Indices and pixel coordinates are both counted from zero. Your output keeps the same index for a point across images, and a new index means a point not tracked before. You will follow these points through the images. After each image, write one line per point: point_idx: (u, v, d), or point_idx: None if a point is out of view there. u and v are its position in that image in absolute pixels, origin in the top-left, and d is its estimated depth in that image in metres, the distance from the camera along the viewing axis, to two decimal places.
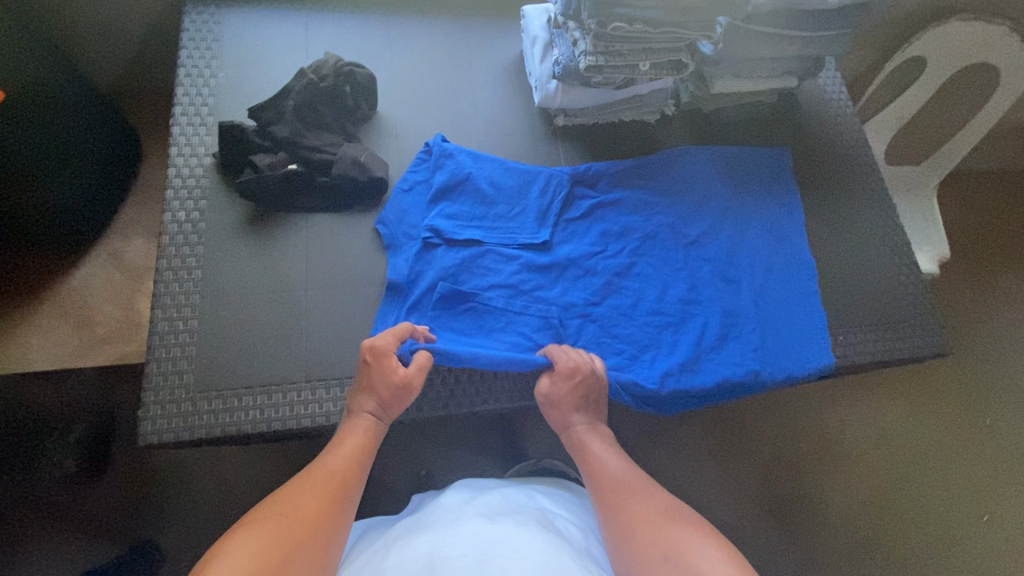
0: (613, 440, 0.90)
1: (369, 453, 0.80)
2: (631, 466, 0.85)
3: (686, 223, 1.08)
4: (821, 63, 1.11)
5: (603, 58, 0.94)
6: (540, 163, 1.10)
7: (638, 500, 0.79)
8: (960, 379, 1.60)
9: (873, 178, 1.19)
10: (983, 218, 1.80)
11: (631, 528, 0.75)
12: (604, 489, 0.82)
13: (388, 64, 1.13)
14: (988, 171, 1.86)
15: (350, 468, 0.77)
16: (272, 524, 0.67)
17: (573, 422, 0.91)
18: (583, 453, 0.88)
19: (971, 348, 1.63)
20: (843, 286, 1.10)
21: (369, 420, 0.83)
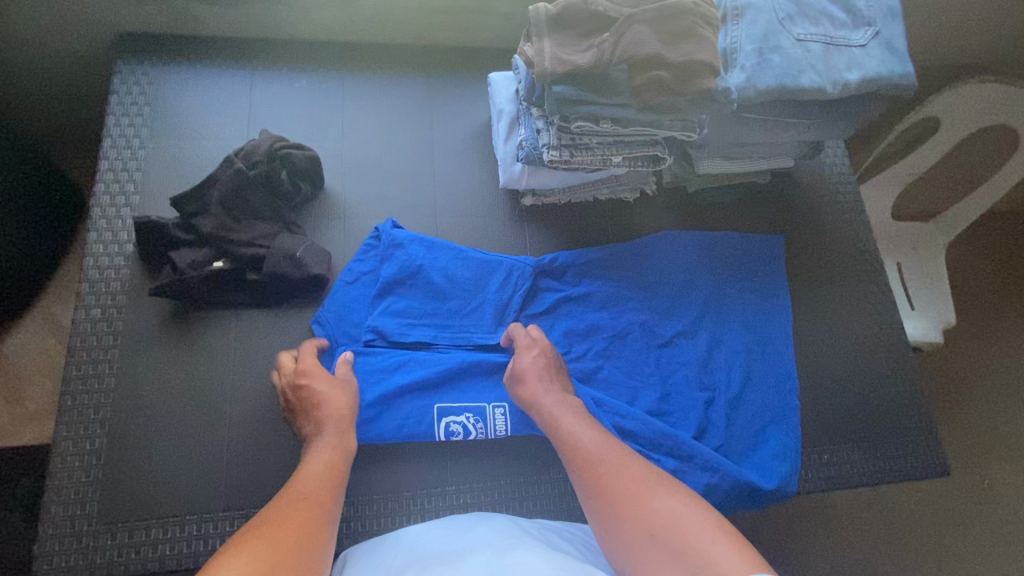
0: (584, 410, 0.81)
1: (339, 469, 0.72)
2: (608, 436, 0.77)
3: (659, 321, 0.99)
4: (821, 146, 0.99)
5: (570, 151, 0.83)
6: (503, 249, 1.00)
7: (624, 475, 0.69)
8: (962, 458, 1.50)
9: (871, 269, 1.08)
10: (994, 280, 1.69)
11: (621, 510, 0.66)
12: (586, 467, 0.72)
13: (340, 132, 1.03)
14: (1005, 227, 1.74)
15: (325, 490, 0.68)
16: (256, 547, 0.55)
17: (538, 396, 0.82)
18: (555, 428, 0.78)
19: (975, 425, 1.53)
20: (831, 392, 1.00)
21: (332, 439, 0.75)
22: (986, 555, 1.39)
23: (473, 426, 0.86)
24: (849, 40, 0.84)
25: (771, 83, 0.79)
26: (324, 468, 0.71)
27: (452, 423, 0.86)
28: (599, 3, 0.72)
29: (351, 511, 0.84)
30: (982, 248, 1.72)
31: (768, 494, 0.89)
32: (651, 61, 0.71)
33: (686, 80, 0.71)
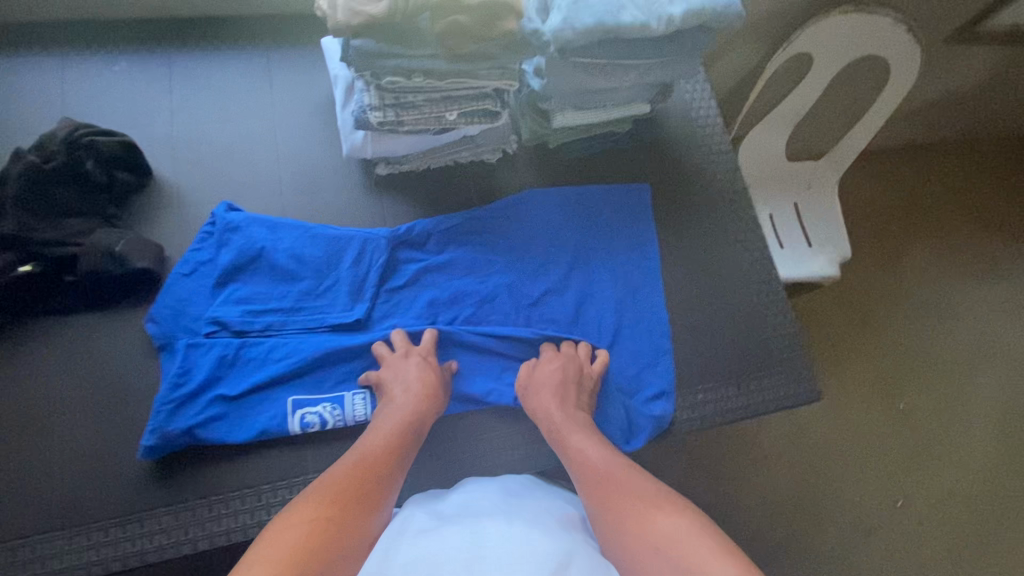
0: (593, 429, 0.84)
1: (408, 441, 0.78)
2: (614, 454, 0.79)
3: (527, 281, 0.98)
4: (671, 87, 0.98)
5: (397, 111, 0.79)
6: (357, 222, 0.95)
7: (627, 490, 0.72)
8: (841, 373, 1.79)
9: (739, 206, 1.09)
10: (863, 212, 1.96)
11: (622, 523, 0.68)
12: (591, 483, 0.75)
13: (170, 116, 0.96)
14: (864, 164, 2.01)
15: (389, 458, 0.75)
16: (299, 527, 0.63)
17: (548, 410, 0.85)
18: (562, 446, 0.82)
19: (849, 344, 1.82)
20: (704, 333, 1.01)
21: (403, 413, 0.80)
22: (842, 441, 1.71)
23: (332, 415, 0.85)
24: None
25: (589, 22, 0.76)
26: (393, 437, 0.77)
27: (308, 413, 0.84)
28: None
29: (206, 510, 0.80)
30: (854, 183, 1.98)
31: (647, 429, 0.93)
32: (446, 6, 0.67)
33: (490, 25, 0.68)
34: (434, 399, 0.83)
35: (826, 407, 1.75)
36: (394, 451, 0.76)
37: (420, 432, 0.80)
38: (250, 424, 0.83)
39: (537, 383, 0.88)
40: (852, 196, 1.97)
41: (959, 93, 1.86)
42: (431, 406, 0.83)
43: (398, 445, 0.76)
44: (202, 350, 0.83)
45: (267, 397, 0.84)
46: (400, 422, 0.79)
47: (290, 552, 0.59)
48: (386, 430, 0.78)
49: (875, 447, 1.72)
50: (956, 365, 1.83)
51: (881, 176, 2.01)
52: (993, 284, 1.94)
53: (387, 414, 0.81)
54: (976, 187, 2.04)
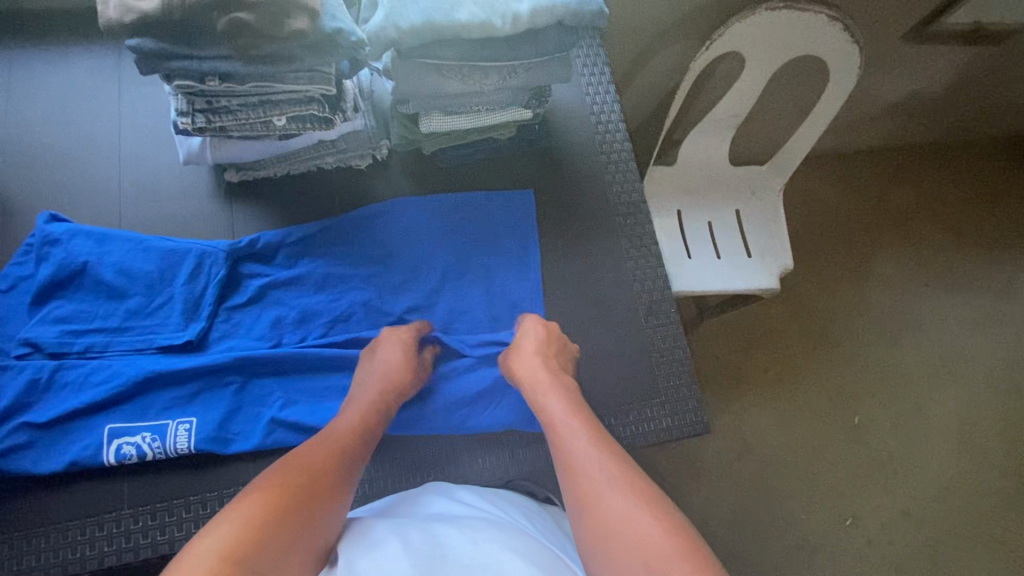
0: (578, 399, 0.80)
1: (376, 422, 0.76)
2: (598, 433, 0.75)
3: (387, 297, 0.90)
4: (546, 91, 0.89)
5: (211, 116, 0.72)
6: (203, 234, 0.88)
7: (609, 482, 0.67)
8: (789, 389, 1.70)
9: (635, 219, 1.01)
10: (820, 219, 1.86)
11: (603, 519, 0.64)
12: (574, 470, 0.70)
13: (2, 118, 0.89)
14: (823, 168, 1.91)
15: (359, 436, 0.73)
16: (266, 496, 0.60)
17: (534, 376, 0.82)
18: (546, 418, 0.77)
19: (797, 358, 1.73)
20: (587, 357, 0.93)
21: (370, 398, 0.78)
22: (784, 461, 1.63)
23: (151, 446, 0.76)
24: None
25: (416, 20, 0.68)
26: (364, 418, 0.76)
27: (124, 443, 0.76)
28: None
29: (5, 548, 0.73)
30: (810, 188, 1.88)
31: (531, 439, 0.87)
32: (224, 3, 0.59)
33: (278, 23, 0.61)
34: (410, 378, 0.83)
35: (771, 424, 1.66)
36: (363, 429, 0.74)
37: (393, 408, 0.79)
38: (59, 456, 0.75)
39: (518, 365, 0.83)
40: (808, 202, 1.87)
41: (922, 95, 1.74)
42: (407, 380, 0.82)
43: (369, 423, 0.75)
44: (6, 374, 0.75)
45: (81, 426, 0.76)
46: (374, 400, 0.78)
47: (256, 521, 0.56)
48: (363, 406, 0.77)
49: (819, 468, 1.63)
50: (913, 380, 1.74)
51: (842, 181, 1.91)
52: (956, 296, 1.83)
53: (365, 390, 0.79)
54: (943, 193, 1.93)
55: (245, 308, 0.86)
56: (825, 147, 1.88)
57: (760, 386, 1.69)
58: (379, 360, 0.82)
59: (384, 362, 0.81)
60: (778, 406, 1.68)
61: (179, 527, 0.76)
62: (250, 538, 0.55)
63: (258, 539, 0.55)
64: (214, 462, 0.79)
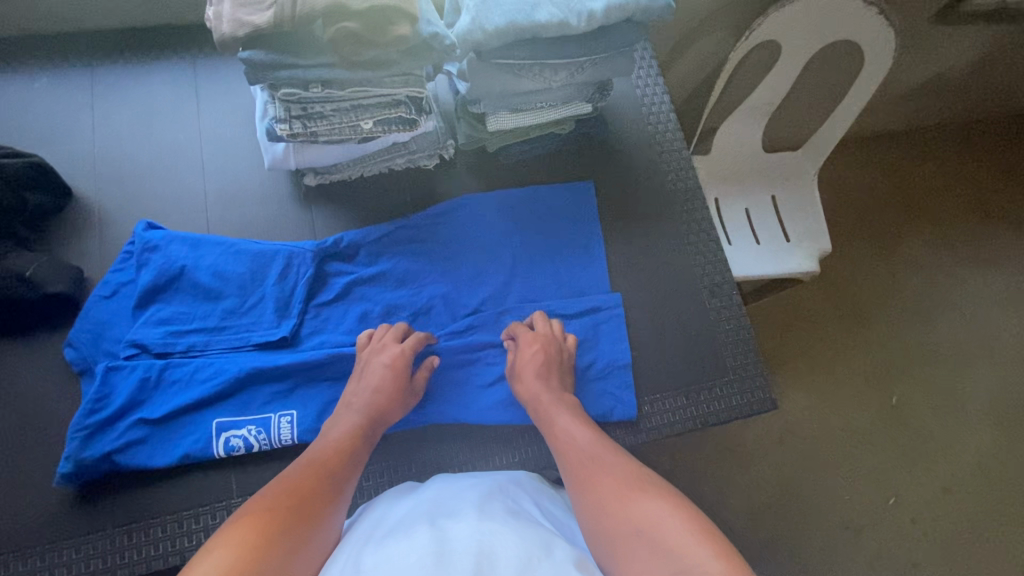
0: (580, 411, 0.83)
1: (361, 444, 0.75)
2: (601, 438, 0.78)
3: (463, 289, 0.94)
4: (608, 85, 0.92)
5: (305, 122, 0.76)
6: (286, 236, 0.93)
7: (611, 475, 0.69)
8: (828, 369, 1.72)
9: (692, 205, 1.04)
10: (851, 201, 1.88)
11: (609, 505, 0.66)
12: (584, 470, 0.72)
13: (93, 131, 0.93)
14: (852, 150, 1.93)
15: (345, 457, 0.72)
16: (256, 517, 0.59)
17: (538, 393, 0.83)
18: (551, 429, 0.80)
19: (836, 339, 1.75)
20: (654, 340, 0.97)
21: (354, 421, 0.77)
22: (827, 440, 1.65)
23: (257, 438, 0.81)
24: None
25: (500, 22, 0.72)
26: (348, 437, 0.75)
27: (233, 436, 0.81)
28: None
29: (125, 538, 0.77)
30: (840, 171, 1.91)
31: (611, 422, 0.91)
32: (332, 13, 0.63)
33: (382, 30, 0.64)
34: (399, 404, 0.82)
35: (813, 404, 1.68)
36: (348, 451, 0.73)
37: (377, 434, 0.79)
38: (173, 449, 0.79)
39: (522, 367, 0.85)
40: (839, 184, 1.89)
41: (949, 74, 1.76)
42: (393, 406, 0.81)
43: (352, 447, 0.74)
44: (121, 374, 0.80)
45: (191, 421, 0.81)
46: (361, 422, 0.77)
47: (251, 542, 0.55)
48: (347, 428, 0.76)
49: (862, 446, 1.65)
50: (951, 358, 1.76)
51: (871, 163, 1.92)
52: (990, 273, 1.85)
53: (345, 415, 0.79)
54: (973, 172, 1.95)
55: (333, 305, 0.90)
56: (853, 130, 1.90)
57: (800, 368, 1.72)
58: (364, 384, 0.81)
59: (367, 390, 0.80)
60: (819, 387, 1.70)
61: None
62: (244, 553, 0.53)
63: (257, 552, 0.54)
64: None
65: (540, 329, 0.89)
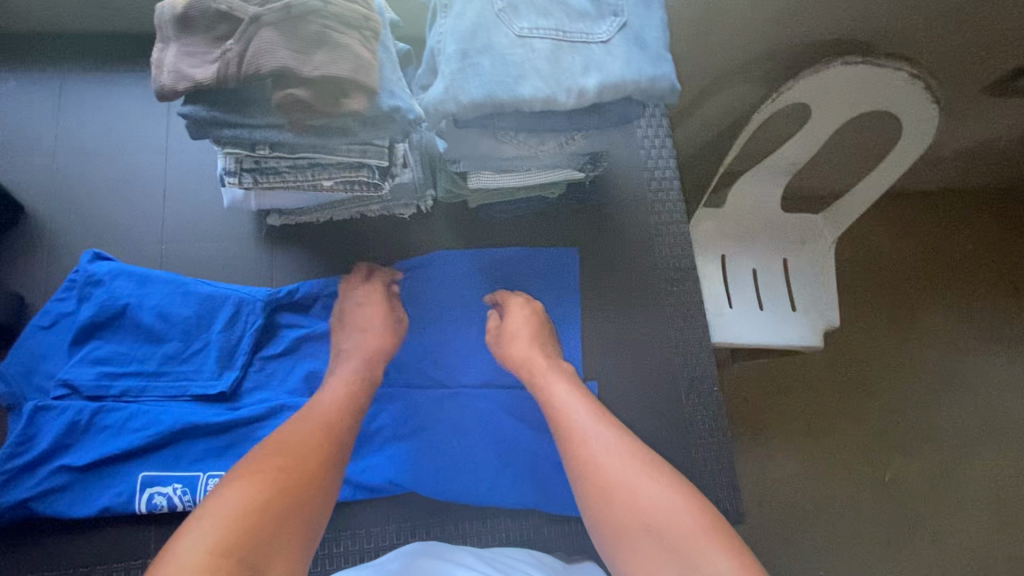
0: (576, 378, 0.81)
1: (360, 391, 0.76)
2: (598, 408, 0.77)
3: (422, 356, 0.88)
4: (602, 157, 0.85)
5: (257, 176, 0.70)
6: (242, 279, 0.88)
7: (612, 453, 0.70)
8: (830, 437, 1.62)
9: (684, 283, 0.96)
10: (874, 264, 1.76)
11: (610, 489, 0.67)
12: (582, 445, 0.72)
13: (53, 144, 0.88)
14: (881, 210, 1.80)
15: (345, 405, 0.73)
16: (255, 478, 0.60)
17: (529, 360, 0.83)
18: (545, 398, 0.79)
19: (843, 406, 1.65)
20: (622, 431, 0.89)
21: (352, 370, 0.78)
22: (817, 516, 1.56)
23: (181, 499, 0.76)
24: (589, 34, 0.68)
25: (477, 94, 0.64)
26: (348, 388, 0.76)
27: (155, 493, 0.76)
28: None
29: None
30: (864, 232, 1.78)
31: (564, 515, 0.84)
32: (283, 77, 0.56)
33: (336, 101, 0.58)
34: (390, 340, 0.84)
35: (807, 472, 1.59)
36: (348, 402, 0.74)
37: (376, 373, 0.80)
38: (94, 501, 0.75)
39: (507, 341, 0.85)
40: (864, 245, 1.77)
41: (996, 145, 1.63)
42: (386, 342, 0.83)
43: (353, 396, 0.75)
44: (45, 416, 0.75)
45: (114, 472, 0.76)
46: (357, 371, 0.78)
47: (247, 504, 0.57)
48: (343, 377, 0.77)
49: (860, 524, 1.56)
50: (960, 441, 1.65)
51: (899, 225, 1.80)
52: (1013, 359, 1.72)
53: (347, 360, 0.80)
54: (1009, 247, 1.81)
55: (280, 359, 0.85)
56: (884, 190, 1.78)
57: (803, 433, 1.62)
58: (359, 326, 0.83)
59: (364, 331, 0.82)
60: (815, 455, 1.61)
61: None
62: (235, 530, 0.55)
63: (255, 517, 0.56)
64: None
65: (513, 309, 0.88)
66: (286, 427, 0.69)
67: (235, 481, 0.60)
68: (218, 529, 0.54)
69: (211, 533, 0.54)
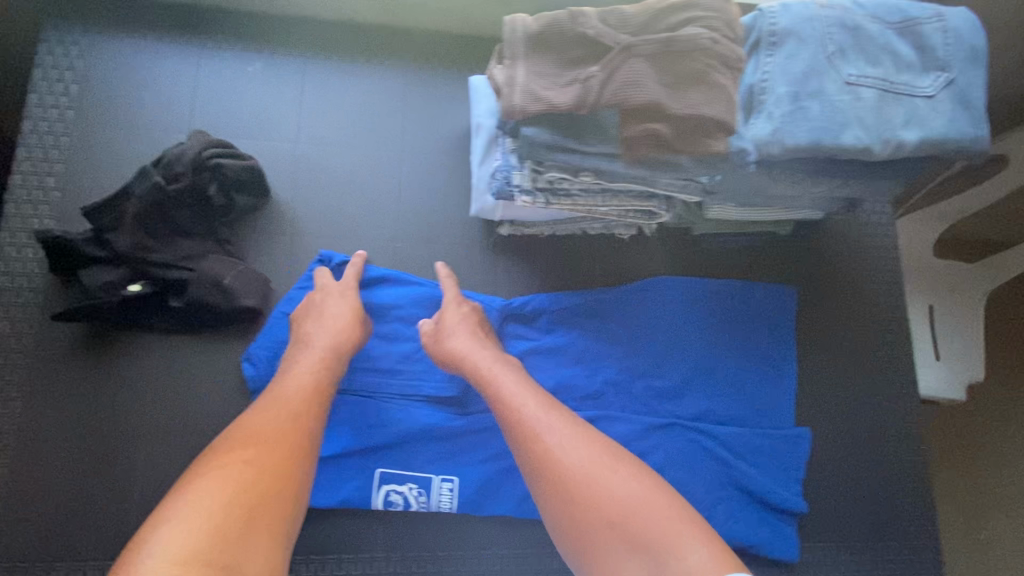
0: (522, 369, 0.75)
1: (326, 389, 0.69)
2: (550, 401, 0.70)
3: (640, 382, 0.87)
4: (859, 204, 0.82)
5: (548, 196, 0.69)
6: (468, 284, 0.89)
7: (574, 449, 0.64)
8: None
9: (895, 336, 0.94)
10: None
11: (572, 494, 0.61)
12: (532, 443, 0.65)
13: (297, 130, 0.89)
14: None
15: (306, 397, 0.66)
16: (216, 483, 0.54)
17: (470, 348, 0.76)
18: (490, 392, 0.71)
19: None
20: (827, 480, 0.89)
21: (314, 359, 0.71)
22: None
23: (416, 499, 0.78)
24: (913, 87, 0.65)
25: (803, 139, 0.63)
26: (317, 380, 0.69)
27: (392, 491, 0.78)
28: (589, 25, 0.57)
29: None
30: None
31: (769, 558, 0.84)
32: (645, 111, 0.55)
33: (692, 139, 0.56)
34: (358, 337, 0.77)
35: None
36: (316, 394, 0.67)
37: (341, 368, 0.73)
38: (336, 491, 0.77)
39: (456, 322, 0.79)
40: None
41: None
42: (355, 339, 0.76)
43: (316, 388, 0.68)
44: None
45: (356, 465, 0.79)
46: (319, 361, 0.71)
47: (207, 513, 0.51)
48: (300, 370, 0.69)
49: None
50: None
51: None
52: None
53: (304, 357, 0.72)
54: None
55: None
56: None
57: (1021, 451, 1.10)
58: (325, 320, 0.76)
59: (329, 324, 0.75)
60: None
61: None
62: (202, 543, 0.49)
63: (217, 523, 0.50)
64: (460, 520, 0.80)
65: (462, 297, 0.82)
66: (248, 419, 0.63)
67: (190, 492, 0.53)
68: (180, 544, 0.48)
69: (174, 554, 0.47)
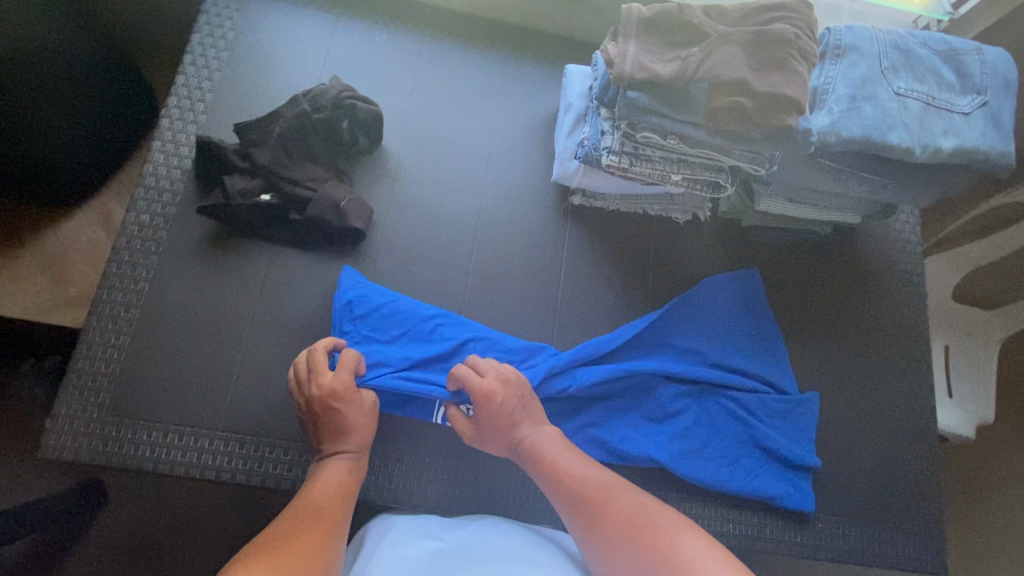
0: (565, 440, 0.80)
1: (348, 488, 0.72)
2: (594, 468, 0.76)
3: (682, 349, 0.95)
4: (894, 211, 0.94)
5: (631, 160, 0.81)
6: (539, 241, 1.00)
7: (620, 509, 0.69)
8: None
9: (915, 342, 1.04)
10: None
11: (627, 549, 0.65)
12: (584, 510, 0.70)
13: (408, 93, 1.03)
14: None
15: (335, 494, 0.69)
16: (269, 555, 0.55)
17: (512, 440, 0.79)
18: (540, 474, 0.76)
19: None
20: (843, 460, 0.97)
21: (335, 463, 0.74)
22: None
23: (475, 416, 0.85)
24: (953, 104, 0.77)
25: (857, 133, 0.74)
26: (340, 479, 0.72)
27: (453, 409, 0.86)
28: (694, 15, 0.70)
29: None
30: None
31: (786, 515, 0.92)
32: (732, 86, 0.67)
33: (769, 113, 0.67)
34: (366, 437, 0.77)
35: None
36: (342, 491, 0.70)
37: (356, 474, 0.75)
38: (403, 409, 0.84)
39: (490, 408, 0.78)
40: None
41: None
42: (363, 440, 0.77)
43: (341, 488, 0.71)
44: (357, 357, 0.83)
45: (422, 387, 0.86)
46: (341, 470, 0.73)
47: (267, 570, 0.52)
48: (321, 477, 0.72)
49: None
50: None
51: None
52: None
53: (326, 468, 0.74)
54: None
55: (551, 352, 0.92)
56: None
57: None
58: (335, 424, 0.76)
59: (338, 433, 0.76)
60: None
61: (473, 490, 0.87)
62: None
63: None
64: None
65: (473, 377, 0.80)
66: (288, 511, 0.65)
67: (244, 562, 0.53)
68: None
69: None
